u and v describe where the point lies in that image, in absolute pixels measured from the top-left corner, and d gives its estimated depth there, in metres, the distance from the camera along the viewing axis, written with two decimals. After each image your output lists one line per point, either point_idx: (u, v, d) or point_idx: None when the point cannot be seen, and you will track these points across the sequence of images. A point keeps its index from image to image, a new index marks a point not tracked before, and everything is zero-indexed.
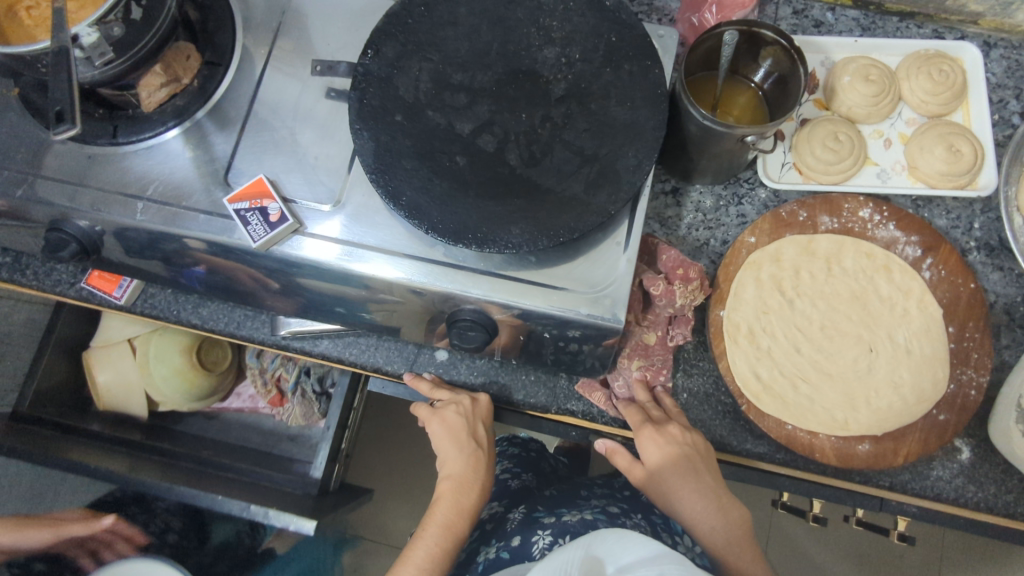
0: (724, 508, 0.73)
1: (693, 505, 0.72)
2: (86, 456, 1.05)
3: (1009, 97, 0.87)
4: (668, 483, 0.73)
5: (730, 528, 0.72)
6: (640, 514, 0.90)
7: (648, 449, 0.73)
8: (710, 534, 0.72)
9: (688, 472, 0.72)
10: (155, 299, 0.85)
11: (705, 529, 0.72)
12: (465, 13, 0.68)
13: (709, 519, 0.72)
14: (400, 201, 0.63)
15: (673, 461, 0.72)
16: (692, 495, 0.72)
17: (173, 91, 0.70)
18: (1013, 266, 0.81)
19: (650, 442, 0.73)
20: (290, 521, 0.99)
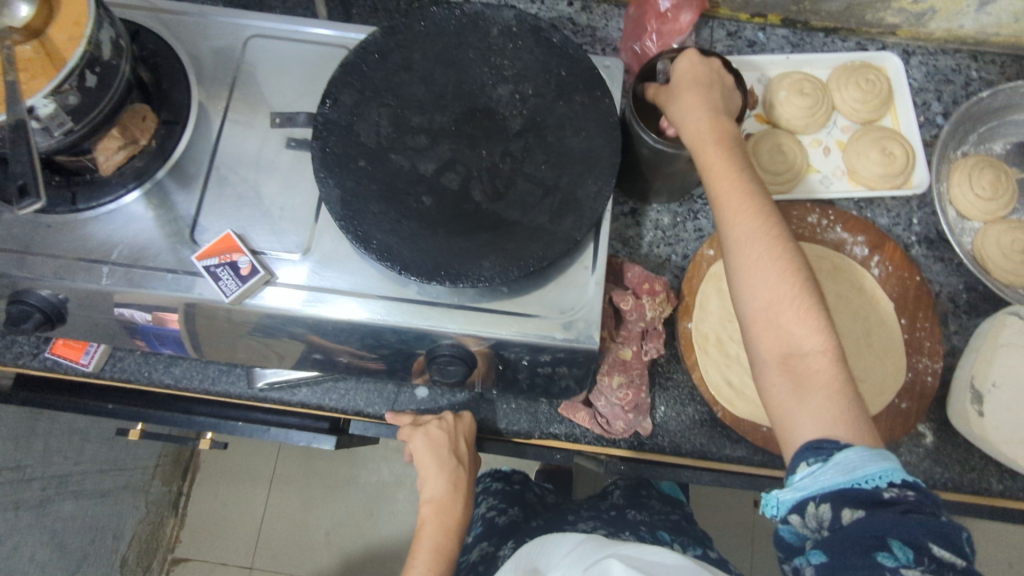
0: (802, 312, 0.58)
1: (755, 265, 0.59)
2: (99, 399, 0.87)
3: (931, 100, 0.93)
4: (741, 243, 0.60)
5: (801, 350, 0.57)
6: (628, 531, 0.90)
7: (687, 107, 0.65)
8: (761, 309, 0.59)
9: (735, 175, 0.61)
10: (124, 363, 0.83)
11: (752, 288, 0.59)
12: (418, 58, 0.70)
13: (769, 311, 0.58)
14: (371, 245, 0.64)
15: (706, 119, 0.64)
16: (759, 264, 0.59)
17: (129, 153, 0.70)
18: (952, 257, 0.87)
19: (689, 103, 0.65)
20: (310, 436, 0.84)
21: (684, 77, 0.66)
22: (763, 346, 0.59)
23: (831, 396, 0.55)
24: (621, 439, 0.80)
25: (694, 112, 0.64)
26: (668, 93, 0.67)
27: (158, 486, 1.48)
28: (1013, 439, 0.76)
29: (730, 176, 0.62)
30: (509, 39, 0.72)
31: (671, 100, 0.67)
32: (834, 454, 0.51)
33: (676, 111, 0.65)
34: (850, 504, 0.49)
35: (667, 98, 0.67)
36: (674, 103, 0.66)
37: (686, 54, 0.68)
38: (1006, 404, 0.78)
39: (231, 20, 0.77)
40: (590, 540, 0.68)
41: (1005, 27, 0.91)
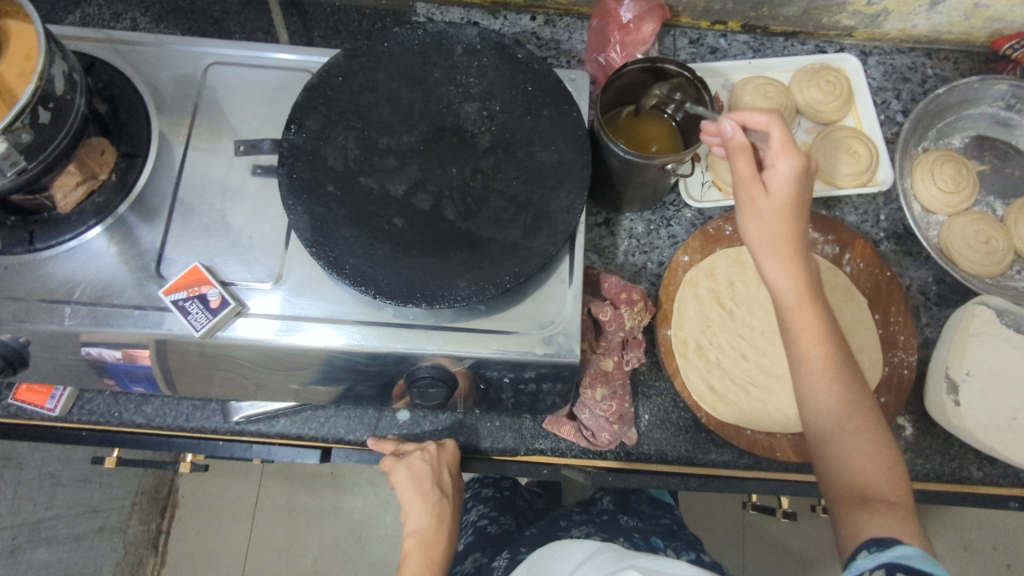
0: (859, 425, 0.61)
1: (817, 381, 0.62)
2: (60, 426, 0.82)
3: (891, 98, 0.95)
4: (811, 352, 0.62)
5: (860, 459, 0.61)
6: (620, 538, 0.90)
7: (761, 212, 0.61)
8: (828, 426, 0.62)
9: (810, 301, 0.61)
10: (93, 404, 0.81)
11: (816, 406, 0.62)
12: (383, 79, 0.70)
13: (834, 429, 0.62)
14: (343, 270, 0.63)
15: (789, 230, 0.61)
16: (821, 381, 0.62)
17: (88, 189, 0.69)
18: (919, 250, 0.89)
19: (762, 205, 0.61)
20: (292, 453, 0.82)
21: (779, 181, 0.60)
22: (829, 459, 0.62)
23: (898, 510, 0.57)
24: (607, 450, 0.80)
25: (768, 219, 0.61)
26: (745, 176, 0.61)
27: (136, 526, 1.43)
28: (990, 426, 0.78)
29: (802, 299, 0.61)
30: (474, 57, 0.72)
31: (755, 197, 0.61)
32: (891, 548, 0.53)
33: (747, 216, 0.62)
34: (898, 570, 0.51)
35: (747, 193, 0.61)
36: (755, 198, 0.61)
37: (784, 153, 0.59)
38: (981, 392, 0.79)
39: (190, 48, 0.76)
40: (605, 550, 0.66)
41: (956, 25, 0.94)
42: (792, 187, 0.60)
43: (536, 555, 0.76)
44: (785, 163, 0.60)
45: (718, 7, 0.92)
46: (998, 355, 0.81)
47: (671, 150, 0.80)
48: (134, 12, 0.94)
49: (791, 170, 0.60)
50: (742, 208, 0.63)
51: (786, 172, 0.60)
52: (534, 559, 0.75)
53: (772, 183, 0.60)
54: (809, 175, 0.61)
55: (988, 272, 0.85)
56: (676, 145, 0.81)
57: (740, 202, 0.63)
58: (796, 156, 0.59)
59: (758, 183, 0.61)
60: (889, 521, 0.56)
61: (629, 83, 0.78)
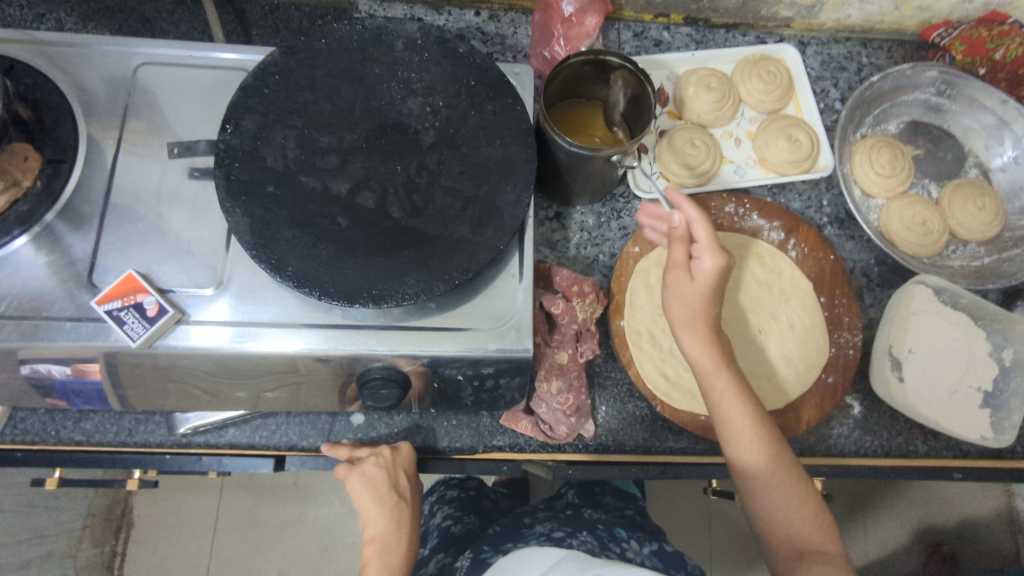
0: (791, 482, 0.68)
1: (743, 443, 0.68)
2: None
3: (829, 87, 0.98)
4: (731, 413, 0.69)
5: (796, 515, 0.68)
6: (584, 531, 0.90)
7: (687, 298, 0.69)
8: (763, 486, 0.68)
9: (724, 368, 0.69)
10: (27, 423, 0.77)
11: (749, 472, 0.69)
12: (322, 76, 0.68)
13: (768, 489, 0.68)
14: (286, 273, 0.61)
15: (705, 312, 0.69)
16: (751, 445, 0.68)
17: (11, 197, 0.65)
18: (861, 234, 0.91)
19: (689, 293, 0.69)
20: (245, 463, 0.79)
21: (704, 275, 0.68)
22: (767, 518, 0.69)
23: (833, 559, 0.65)
24: (566, 444, 0.80)
25: (692, 303, 0.69)
26: (679, 262, 0.69)
27: (88, 550, 1.37)
28: (931, 402, 0.81)
29: (719, 373, 0.70)
30: (415, 52, 0.71)
31: (681, 282, 0.69)
32: None
33: (675, 300, 0.71)
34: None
35: (675, 277, 0.70)
36: (682, 288, 0.69)
37: (709, 251, 0.67)
38: (924, 368, 0.83)
39: (117, 47, 0.73)
40: (573, 558, 0.66)
41: (888, 15, 0.97)
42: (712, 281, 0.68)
43: (503, 560, 0.74)
44: (711, 259, 0.67)
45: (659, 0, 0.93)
46: (938, 333, 0.84)
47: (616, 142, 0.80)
48: (59, 12, 0.90)
49: (717, 264, 0.67)
50: (670, 296, 0.71)
51: (709, 266, 0.67)
52: (503, 563, 0.73)
53: (695, 272, 0.69)
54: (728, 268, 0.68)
55: (924, 252, 0.88)
56: (622, 134, 0.82)
57: (669, 289, 0.71)
58: (720, 255, 0.67)
59: (685, 271, 0.69)
60: (826, 571, 0.64)
61: (573, 76, 0.78)
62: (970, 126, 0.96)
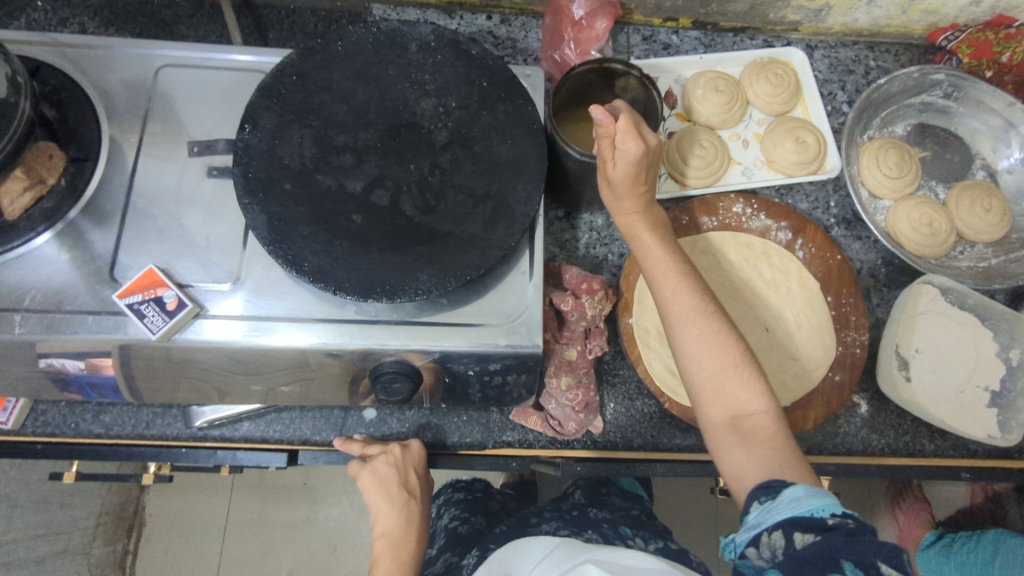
0: (730, 363, 0.63)
1: (681, 323, 0.65)
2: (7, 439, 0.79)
3: (837, 90, 0.99)
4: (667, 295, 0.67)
5: (737, 400, 0.62)
6: (591, 530, 0.90)
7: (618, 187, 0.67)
8: (704, 372, 0.64)
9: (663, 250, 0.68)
10: (48, 416, 0.79)
11: (692, 358, 0.64)
12: (338, 77, 0.70)
13: (709, 374, 0.63)
14: (302, 267, 0.62)
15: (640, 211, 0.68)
16: (690, 325, 0.65)
17: (36, 195, 0.67)
18: (869, 235, 0.92)
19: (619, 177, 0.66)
20: (261, 457, 0.81)
21: (624, 160, 0.64)
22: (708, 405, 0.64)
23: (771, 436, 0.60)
24: (575, 440, 0.81)
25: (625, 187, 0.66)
26: (605, 154, 0.66)
27: (101, 547, 1.39)
28: (938, 401, 0.82)
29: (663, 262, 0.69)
30: (428, 55, 0.72)
31: (608, 166, 0.67)
32: (778, 493, 0.54)
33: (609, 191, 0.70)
34: (797, 526, 0.51)
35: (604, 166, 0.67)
36: (609, 173, 0.67)
37: (628, 134, 0.63)
38: (931, 368, 0.83)
39: (141, 50, 0.75)
40: (564, 544, 0.68)
41: (895, 19, 0.98)
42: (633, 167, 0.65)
43: (498, 554, 0.77)
44: (629, 137, 0.63)
45: (668, 4, 0.95)
46: (946, 333, 0.84)
47: None
48: (82, 17, 0.92)
49: (634, 144, 0.63)
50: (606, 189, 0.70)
51: (628, 149, 0.63)
52: (500, 555, 0.76)
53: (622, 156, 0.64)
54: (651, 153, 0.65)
55: (932, 253, 0.89)
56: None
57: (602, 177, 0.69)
58: (638, 136, 0.63)
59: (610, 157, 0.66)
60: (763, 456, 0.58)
61: (579, 84, 0.80)
62: (977, 129, 0.97)
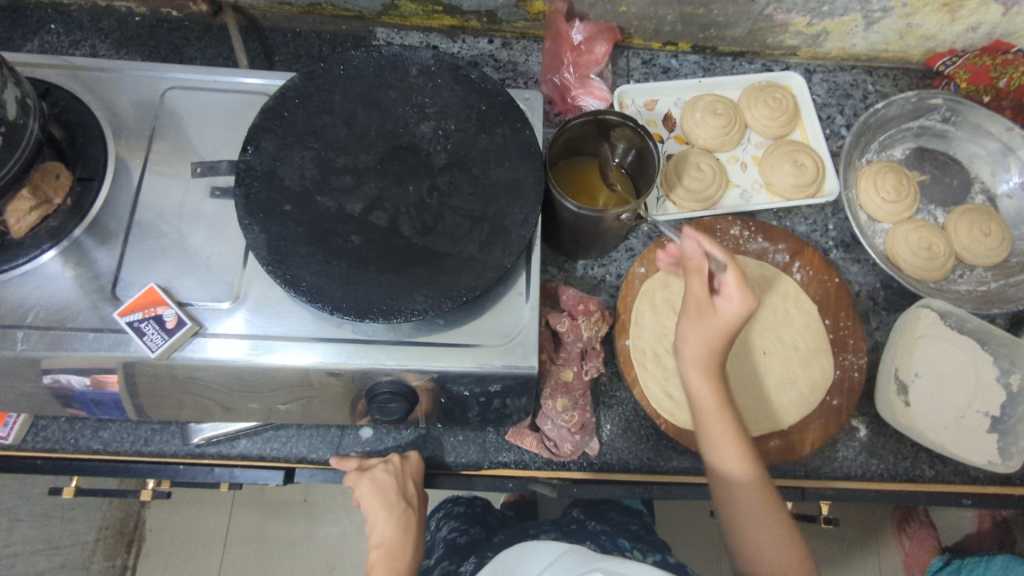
0: (773, 516, 0.65)
1: (726, 459, 0.67)
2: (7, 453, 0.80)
3: (835, 114, 1.00)
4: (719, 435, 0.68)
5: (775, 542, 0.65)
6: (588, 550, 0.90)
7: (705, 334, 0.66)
8: (750, 524, 0.65)
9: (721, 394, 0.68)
10: (47, 431, 0.79)
11: (719, 452, 0.68)
12: (340, 100, 0.71)
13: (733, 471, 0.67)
14: (299, 288, 0.63)
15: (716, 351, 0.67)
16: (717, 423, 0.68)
17: (43, 213, 0.68)
18: (867, 257, 0.92)
19: (709, 330, 0.66)
20: (259, 475, 0.81)
21: (729, 313, 0.65)
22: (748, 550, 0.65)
23: None
24: (571, 461, 0.81)
25: (703, 338, 0.67)
26: (698, 295, 0.67)
27: (101, 562, 1.38)
28: (938, 426, 0.81)
29: (715, 399, 0.68)
30: (428, 79, 0.74)
31: (702, 313, 0.66)
32: None
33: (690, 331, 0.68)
34: None
35: (695, 307, 0.67)
36: (695, 323, 0.67)
37: (740, 294, 0.64)
38: (930, 392, 0.83)
39: (148, 73, 0.77)
40: (573, 551, 0.65)
41: (892, 44, 0.99)
42: (737, 324, 0.65)
43: (504, 555, 0.77)
44: (739, 299, 0.64)
45: (667, 29, 0.96)
46: (945, 357, 0.84)
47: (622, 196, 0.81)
48: (94, 40, 0.94)
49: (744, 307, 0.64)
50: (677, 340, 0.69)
51: (735, 306, 0.64)
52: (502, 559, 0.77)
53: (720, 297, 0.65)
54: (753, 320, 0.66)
55: (931, 276, 0.89)
56: (626, 193, 0.82)
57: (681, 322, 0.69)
58: (749, 297, 0.64)
59: (709, 308, 0.66)
60: None
61: (575, 136, 0.80)
62: (975, 153, 0.97)
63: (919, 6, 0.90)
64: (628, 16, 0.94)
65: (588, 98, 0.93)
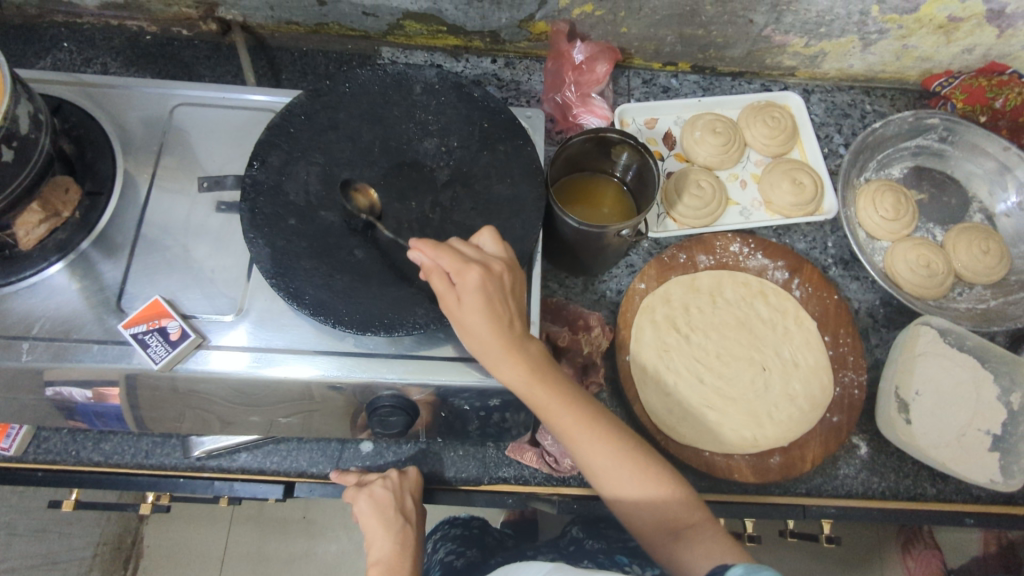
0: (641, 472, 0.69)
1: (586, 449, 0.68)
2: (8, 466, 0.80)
3: (833, 133, 1.01)
4: (563, 422, 0.67)
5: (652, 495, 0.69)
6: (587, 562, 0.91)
7: (482, 319, 0.60)
8: (627, 490, 0.68)
9: (537, 387, 0.64)
10: (49, 444, 0.79)
11: (582, 448, 0.68)
12: (344, 117, 0.72)
13: (638, 499, 0.69)
14: (303, 300, 0.64)
15: (496, 335, 0.61)
16: (598, 457, 0.68)
17: (51, 227, 0.69)
18: (866, 275, 0.92)
19: (472, 311, 0.60)
20: (258, 489, 0.81)
21: (471, 293, 0.59)
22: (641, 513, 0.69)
23: (703, 529, 0.68)
24: (571, 477, 0.82)
25: (482, 321, 0.60)
26: (443, 290, 0.60)
27: None
28: (939, 443, 0.81)
29: (531, 387, 0.64)
30: (432, 96, 0.75)
31: (450, 300, 0.60)
32: None
33: (465, 315, 0.60)
34: None
35: (445, 298, 0.60)
36: (457, 312, 0.60)
37: (464, 266, 0.58)
38: (931, 410, 0.82)
39: (158, 90, 0.78)
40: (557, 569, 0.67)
41: (889, 65, 1.00)
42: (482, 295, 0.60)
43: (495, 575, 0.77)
44: (487, 243, 0.62)
45: (668, 49, 0.98)
46: (946, 375, 0.84)
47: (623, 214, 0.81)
48: (105, 58, 0.96)
49: (495, 245, 0.62)
50: (456, 325, 0.61)
51: (494, 251, 0.62)
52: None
53: (474, 268, 0.59)
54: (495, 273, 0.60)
55: (930, 294, 0.89)
56: (627, 210, 0.83)
57: (451, 319, 0.62)
58: (500, 243, 0.62)
59: (451, 290, 0.60)
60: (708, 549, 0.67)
61: (576, 153, 0.81)
62: (973, 172, 0.98)
63: (915, 28, 0.92)
64: (629, 37, 0.96)
65: (589, 117, 0.95)
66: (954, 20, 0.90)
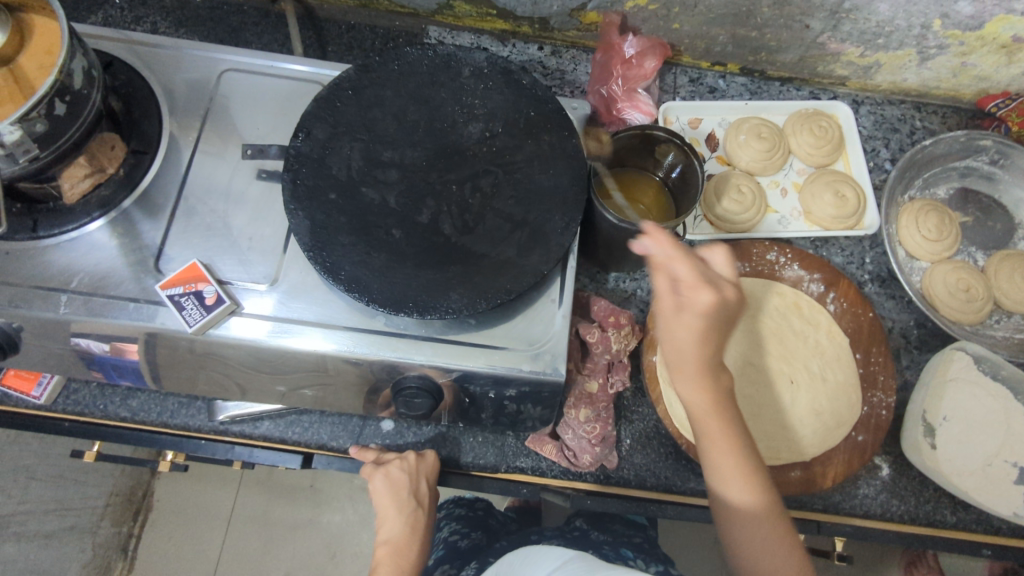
0: (743, 467, 0.62)
1: (722, 452, 0.62)
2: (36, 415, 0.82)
3: (880, 146, 0.99)
4: (710, 428, 0.62)
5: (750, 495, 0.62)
6: (591, 550, 0.92)
7: (681, 329, 0.58)
8: (726, 480, 0.62)
9: (717, 413, 0.61)
10: (79, 395, 0.81)
11: (716, 452, 0.62)
12: (391, 95, 0.72)
13: (722, 464, 0.62)
14: (339, 276, 0.64)
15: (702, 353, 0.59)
16: (722, 452, 0.62)
17: (95, 182, 0.70)
18: (902, 294, 0.91)
19: (687, 321, 0.58)
20: (275, 457, 0.82)
21: (694, 312, 0.57)
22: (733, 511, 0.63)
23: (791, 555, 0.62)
24: (588, 473, 0.81)
25: (690, 338, 0.58)
26: (686, 279, 0.58)
27: (108, 528, 1.39)
28: (964, 471, 0.80)
29: (709, 407, 0.61)
30: (480, 80, 0.74)
31: (666, 303, 0.59)
32: None
33: (672, 329, 0.59)
34: None
35: (663, 301, 0.59)
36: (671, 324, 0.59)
37: (700, 283, 0.57)
38: (957, 437, 0.81)
39: (207, 54, 0.78)
40: (578, 559, 0.67)
41: (945, 82, 0.98)
42: (701, 322, 0.58)
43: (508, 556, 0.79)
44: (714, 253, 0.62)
45: (718, 49, 0.97)
46: (975, 403, 0.83)
47: (661, 215, 0.80)
48: (155, 17, 0.97)
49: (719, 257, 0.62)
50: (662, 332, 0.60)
51: (721, 261, 0.62)
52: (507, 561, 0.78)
53: (708, 290, 0.57)
54: (723, 305, 0.58)
55: (966, 319, 0.88)
56: (666, 210, 0.82)
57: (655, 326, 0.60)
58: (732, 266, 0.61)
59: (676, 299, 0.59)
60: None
61: (619, 150, 0.80)
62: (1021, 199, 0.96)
63: (976, 45, 0.89)
64: (681, 34, 0.94)
65: (634, 113, 0.93)
66: (1018, 41, 0.87)
